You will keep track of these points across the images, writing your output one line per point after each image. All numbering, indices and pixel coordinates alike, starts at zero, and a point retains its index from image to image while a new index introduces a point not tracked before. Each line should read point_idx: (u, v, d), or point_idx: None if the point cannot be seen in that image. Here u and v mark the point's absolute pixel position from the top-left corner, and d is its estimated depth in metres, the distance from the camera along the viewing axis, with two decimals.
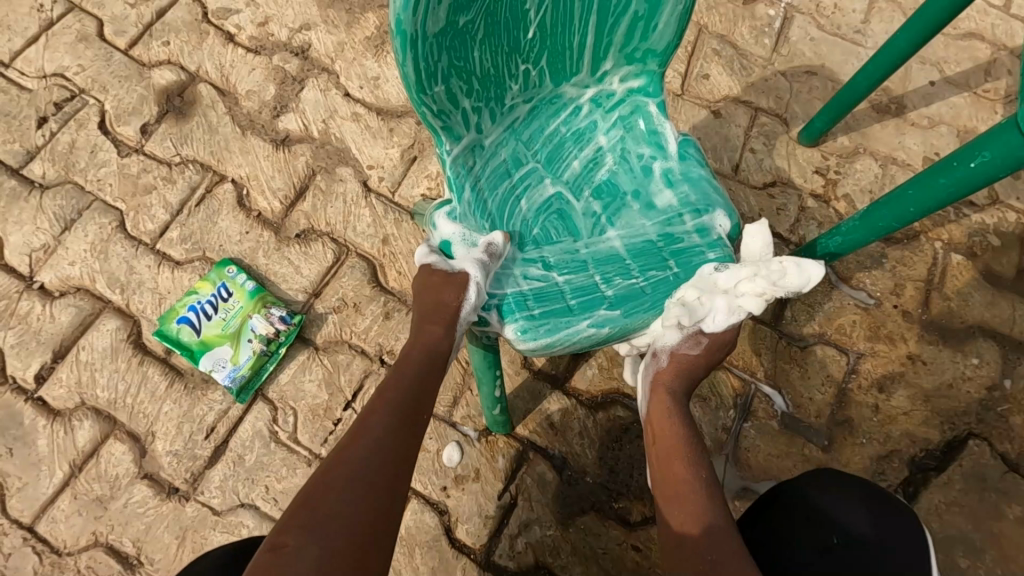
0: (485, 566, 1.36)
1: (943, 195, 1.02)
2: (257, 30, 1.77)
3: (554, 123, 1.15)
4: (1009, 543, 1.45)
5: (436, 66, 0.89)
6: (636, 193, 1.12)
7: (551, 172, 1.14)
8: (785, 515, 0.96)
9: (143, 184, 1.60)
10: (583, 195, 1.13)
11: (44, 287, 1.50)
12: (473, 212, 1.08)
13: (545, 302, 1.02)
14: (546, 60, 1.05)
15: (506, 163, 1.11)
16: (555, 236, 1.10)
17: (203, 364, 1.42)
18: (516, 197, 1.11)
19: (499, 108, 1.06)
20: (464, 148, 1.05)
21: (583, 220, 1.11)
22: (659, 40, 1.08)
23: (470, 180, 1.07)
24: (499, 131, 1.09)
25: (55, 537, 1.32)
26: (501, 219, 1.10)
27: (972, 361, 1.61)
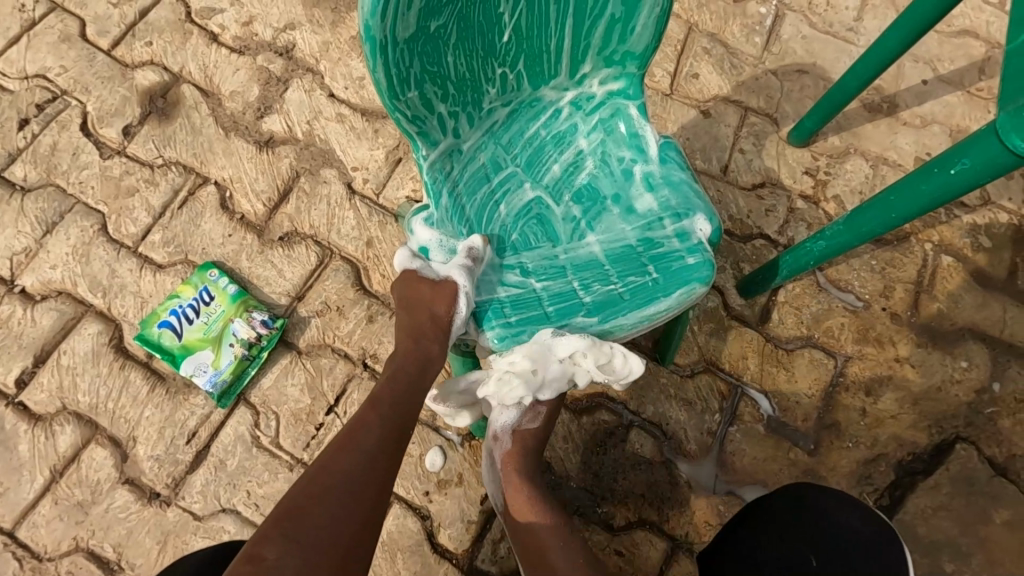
0: (468, 570, 1.36)
1: (925, 200, 1.00)
2: (241, 29, 1.75)
3: (533, 126, 1.13)
4: (994, 547, 1.44)
5: (408, 72, 0.88)
6: (616, 198, 1.11)
7: (530, 177, 1.12)
8: (765, 521, 1.04)
9: (126, 186, 1.59)
10: (563, 200, 1.11)
11: (26, 291, 1.49)
12: (451, 218, 1.06)
13: (521, 310, 1.03)
14: (523, 64, 1.03)
15: (484, 167, 1.09)
16: (534, 241, 1.09)
17: (185, 368, 1.42)
18: (495, 202, 1.10)
19: (476, 112, 1.04)
20: (442, 153, 1.03)
21: (563, 225, 1.09)
22: (637, 43, 1.06)
23: (448, 185, 1.06)
24: (477, 136, 1.07)
25: (37, 542, 1.32)
26: (480, 225, 1.08)
27: (961, 364, 1.59)
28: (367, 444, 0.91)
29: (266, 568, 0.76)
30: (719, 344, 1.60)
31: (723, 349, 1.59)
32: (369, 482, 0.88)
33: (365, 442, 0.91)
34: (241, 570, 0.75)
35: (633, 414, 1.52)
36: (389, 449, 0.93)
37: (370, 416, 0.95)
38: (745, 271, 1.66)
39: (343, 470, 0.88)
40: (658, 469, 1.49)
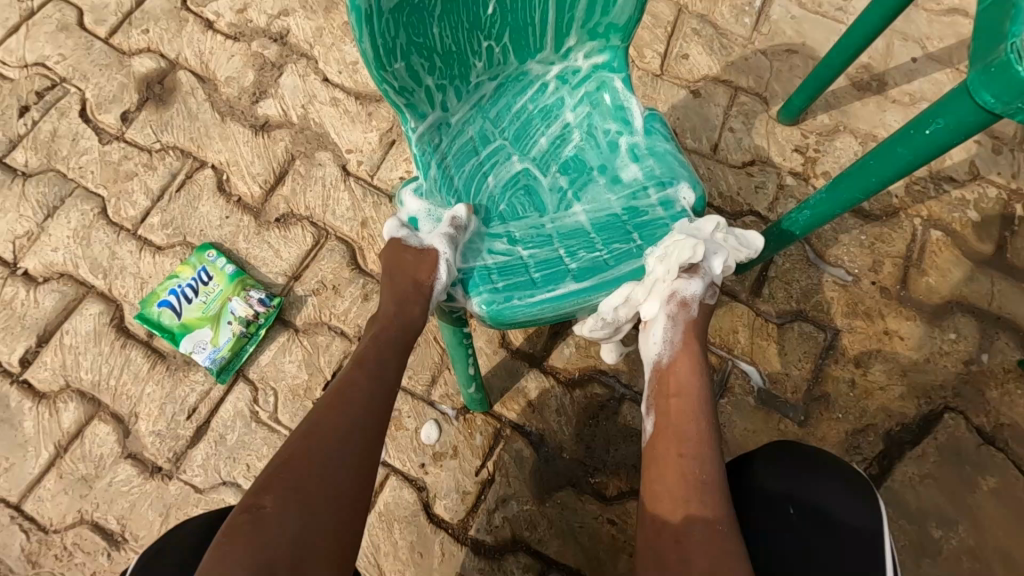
0: (463, 540, 1.39)
1: (902, 164, 1.01)
2: (236, 17, 1.78)
3: (521, 100, 1.16)
4: (982, 515, 1.46)
5: (395, 42, 0.90)
6: (602, 169, 1.13)
7: (518, 149, 1.14)
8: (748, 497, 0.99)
9: (125, 171, 1.62)
10: (551, 171, 1.13)
11: (29, 273, 1.53)
12: (439, 189, 1.09)
13: (508, 274, 1.02)
14: (509, 36, 1.05)
15: (473, 140, 1.12)
16: (521, 211, 1.10)
17: (184, 346, 1.44)
18: (483, 173, 1.12)
19: (464, 86, 1.07)
20: (430, 126, 1.07)
21: (550, 196, 1.11)
22: (621, 14, 1.08)
23: (437, 157, 1.09)
24: (465, 109, 1.11)
25: (42, 515, 1.35)
26: (468, 194, 1.10)
27: (949, 336, 1.62)
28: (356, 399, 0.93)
29: (267, 515, 0.79)
30: (710, 319, 1.62)
31: (713, 324, 1.62)
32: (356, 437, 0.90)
33: (354, 397, 0.94)
34: (241, 518, 0.79)
35: (626, 386, 1.51)
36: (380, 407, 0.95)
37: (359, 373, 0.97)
38: None
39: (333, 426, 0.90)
40: None
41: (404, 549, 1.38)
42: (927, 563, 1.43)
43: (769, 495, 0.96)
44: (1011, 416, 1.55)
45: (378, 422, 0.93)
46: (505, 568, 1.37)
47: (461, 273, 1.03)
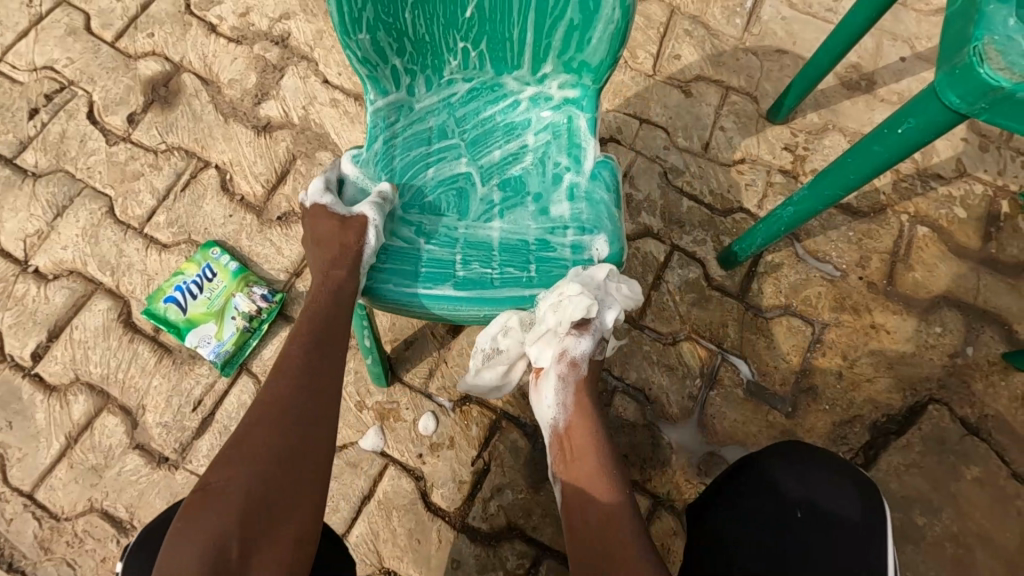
0: (460, 527, 1.44)
1: (877, 161, 1.05)
2: (238, 20, 1.83)
3: (486, 110, 1.18)
4: (965, 502, 1.51)
5: (361, 14, 0.97)
6: (537, 196, 1.13)
7: (470, 154, 1.15)
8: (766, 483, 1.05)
9: (131, 171, 1.67)
10: (490, 183, 1.13)
11: (39, 271, 1.57)
12: (376, 163, 1.12)
13: (400, 262, 1.05)
14: (485, 44, 1.11)
15: (430, 131, 1.15)
16: (444, 209, 1.10)
17: (189, 340, 1.49)
18: (427, 163, 1.13)
19: (435, 77, 1.15)
20: (390, 104, 1.13)
21: (477, 204, 1.11)
22: (596, 55, 1.10)
23: (387, 133, 1.13)
24: (433, 101, 1.17)
25: (54, 503, 1.40)
26: (402, 178, 1.12)
27: (935, 330, 1.65)
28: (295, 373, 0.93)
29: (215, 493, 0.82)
30: (700, 313, 1.66)
31: (704, 318, 1.66)
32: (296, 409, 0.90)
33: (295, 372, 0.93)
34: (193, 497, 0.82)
35: (617, 380, 1.59)
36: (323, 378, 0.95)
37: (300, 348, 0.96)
38: (724, 243, 1.72)
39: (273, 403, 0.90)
40: (642, 431, 1.56)
41: (402, 536, 1.43)
42: (910, 549, 1.48)
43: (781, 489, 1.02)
44: (994, 407, 1.58)
45: (322, 394, 0.93)
46: (500, 554, 1.42)
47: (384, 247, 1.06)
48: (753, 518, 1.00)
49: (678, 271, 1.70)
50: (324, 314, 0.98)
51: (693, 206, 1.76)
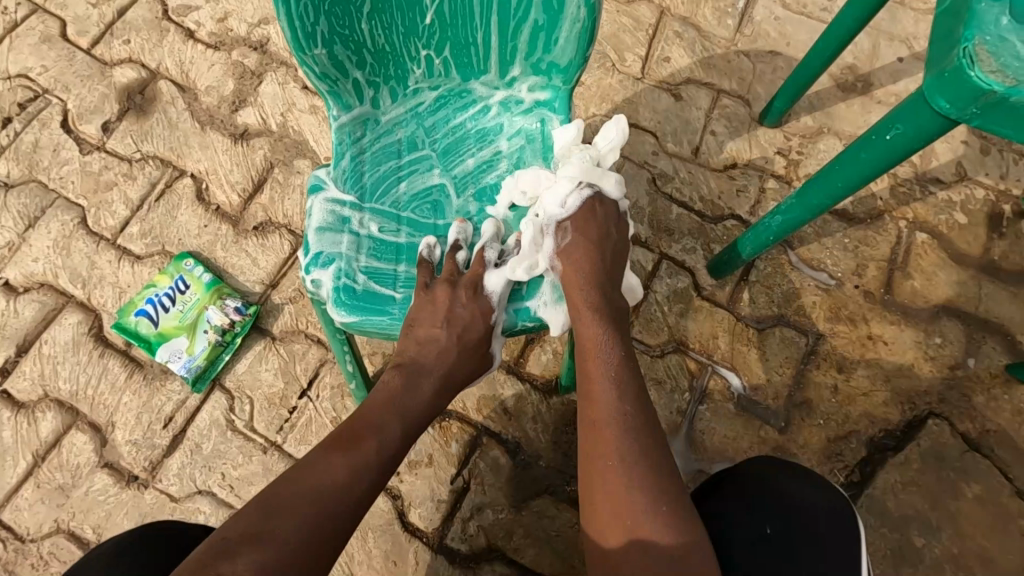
0: (438, 549, 1.38)
1: (865, 168, 1.00)
2: (216, 26, 1.79)
3: (456, 119, 1.13)
4: (964, 521, 1.44)
5: (314, 28, 0.92)
6: (513, 205, 1.09)
7: (443, 164, 1.11)
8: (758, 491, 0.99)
9: (105, 181, 1.63)
10: (466, 194, 1.10)
11: (10, 284, 1.54)
12: (346, 180, 1.07)
13: (379, 284, 1.01)
14: (449, 51, 1.06)
15: (399, 143, 1.11)
16: (420, 225, 1.07)
17: (160, 355, 1.45)
18: (398, 178, 1.09)
19: (400, 87, 1.10)
20: (355, 118, 1.08)
21: (455, 217, 1.08)
22: (564, 55, 1.04)
23: (354, 149, 1.08)
24: (400, 111, 1.12)
25: (20, 524, 1.36)
26: (374, 195, 1.07)
27: (935, 341, 1.59)
28: (368, 456, 0.86)
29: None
30: (689, 325, 1.61)
31: (694, 329, 1.60)
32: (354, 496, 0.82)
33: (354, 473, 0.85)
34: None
35: None
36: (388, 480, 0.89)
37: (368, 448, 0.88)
38: (715, 251, 1.66)
39: (332, 482, 0.82)
40: None
41: (378, 558, 1.38)
42: (907, 571, 1.41)
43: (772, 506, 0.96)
44: (996, 422, 1.52)
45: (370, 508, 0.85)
46: None
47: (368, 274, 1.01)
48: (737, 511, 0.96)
49: (666, 281, 1.64)
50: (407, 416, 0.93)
51: (682, 213, 1.71)
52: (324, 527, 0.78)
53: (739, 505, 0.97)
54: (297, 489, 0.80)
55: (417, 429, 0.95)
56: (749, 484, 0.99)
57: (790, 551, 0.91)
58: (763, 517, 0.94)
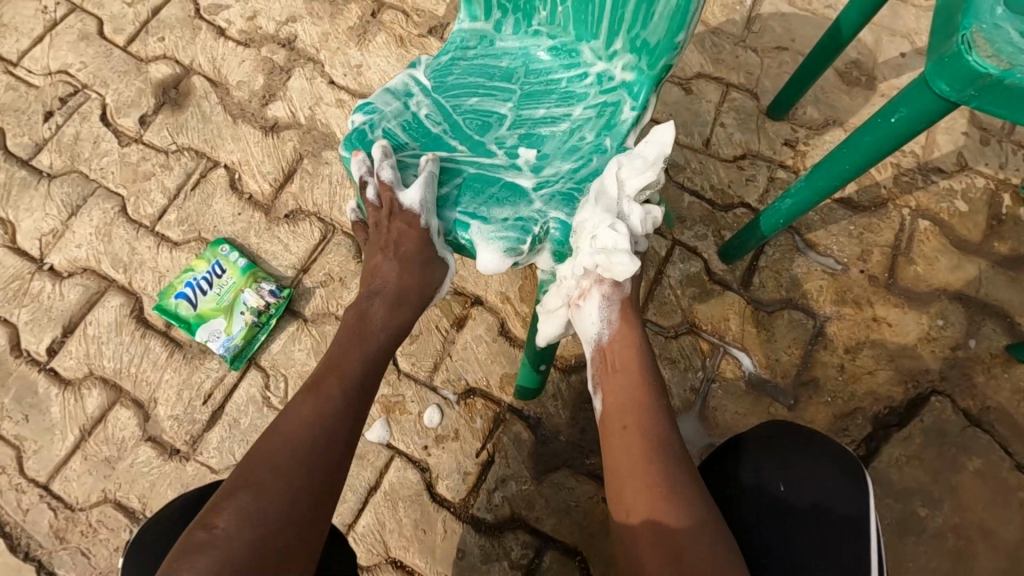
0: (464, 518, 1.46)
1: (870, 150, 1.07)
2: (246, 24, 1.87)
3: (554, 72, 1.20)
4: (965, 493, 1.51)
5: None
6: (542, 155, 1.12)
7: (517, 100, 1.18)
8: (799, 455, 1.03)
9: (143, 171, 1.71)
10: (514, 130, 1.15)
11: (54, 268, 1.61)
12: (436, 71, 1.19)
13: (384, 145, 1.11)
14: (572, 2, 1.14)
15: (498, 69, 1.20)
16: (463, 136, 1.14)
17: (200, 335, 1.53)
18: (474, 91, 1.18)
19: (524, 22, 1.21)
20: (475, 30, 1.23)
21: (490, 147, 1.13)
22: (656, 35, 1.05)
23: (458, 53, 1.21)
24: (514, 45, 1.22)
25: (69, 494, 1.44)
26: (448, 90, 1.17)
27: (937, 322, 1.66)
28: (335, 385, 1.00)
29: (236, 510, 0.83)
30: (701, 308, 1.68)
31: (705, 311, 1.67)
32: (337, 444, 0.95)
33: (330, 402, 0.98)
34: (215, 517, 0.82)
35: None
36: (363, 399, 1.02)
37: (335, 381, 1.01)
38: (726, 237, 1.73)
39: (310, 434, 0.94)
40: None
41: (407, 526, 1.45)
42: (911, 540, 1.48)
43: (797, 478, 1.01)
44: (996, 400, 1.59)
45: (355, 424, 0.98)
46: (504, 544, 1.44)
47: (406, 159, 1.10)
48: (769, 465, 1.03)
49: (679, 265, 1.72)
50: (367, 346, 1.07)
51: (694, 202, 1.78)
52: (311, 456, 0.91)
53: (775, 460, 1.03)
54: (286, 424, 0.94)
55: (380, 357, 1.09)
56: (787, 442, 1.05)
57: (776, 507, 0.99)
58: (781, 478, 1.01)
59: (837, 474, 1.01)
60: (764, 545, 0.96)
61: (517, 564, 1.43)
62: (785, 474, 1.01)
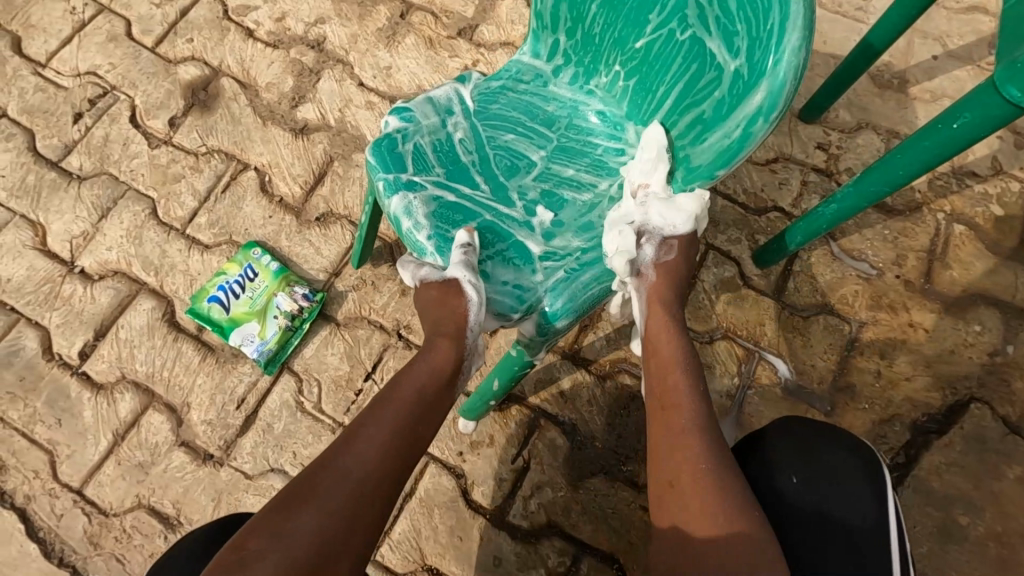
0: (500, 525, 1.44)
1: (927, 156, 1.06)
2: (275, 25, 1.86)
3: (595, 135, 1.16)
4: (1007, 501, 1.50)
5: None
6: (558, 221, 1.09)
7: (551, 153, 1.15)
8: (817, 454, 0.97)
9: (173, 173, 1.70)
10: (537, 184, 1.12)
11: (85, 271, 1.60)
12: (481, 97, 1.17)
13: (411, 160, 1.08)
14: (633, 83, 1.08)
15: (542, 114, 1.17)
16: (487, 174, 1.11)
17: (233, 338, 1.51)
18: (512, 129, 1.15)
19: (583, 79, 1.17)
20: (534, 67, 1.20)
21: (511, 196, 1.10)
22: (701, 159, 0.93)
23: (509, 86, 1.19)
24: (567, 95, 1.18)
25: (103, 499, 1.43)
26: (486, 120, 1.15)
27: (974, 328, 1.64)
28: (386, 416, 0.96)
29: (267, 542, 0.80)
30: (735, 312, 1.66)
31: (740, 317, 1.66)
32: (391, 464, 0.92)
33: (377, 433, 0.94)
34: (244, 545, 0.79)
35: None
36: (414, 434, 0.97)
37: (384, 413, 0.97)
38: (760, 242, 1.72)
39: (369, 449, 0.92)
40: None
41: (443, 533, 1.44)
42: (953, 548, 1.46)
43: (811, 478, 0.95)
44: None
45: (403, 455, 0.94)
46: (541, 551, 1.43)
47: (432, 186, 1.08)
48: (785, 460, 0.97)
49: (713, 270, 1.70)
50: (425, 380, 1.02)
51: (727, 206, 1.77)
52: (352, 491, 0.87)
53: (793, 456, 0.98)
54: (332, 450, 0.91)
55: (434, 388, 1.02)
56: (812, 440, 0.99)
57: (785, 503, 0.94)
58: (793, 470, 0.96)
59: (858, 478, 0.95)
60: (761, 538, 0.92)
61: (554, 572, 1.41)
62: (799, 469, 0.96)
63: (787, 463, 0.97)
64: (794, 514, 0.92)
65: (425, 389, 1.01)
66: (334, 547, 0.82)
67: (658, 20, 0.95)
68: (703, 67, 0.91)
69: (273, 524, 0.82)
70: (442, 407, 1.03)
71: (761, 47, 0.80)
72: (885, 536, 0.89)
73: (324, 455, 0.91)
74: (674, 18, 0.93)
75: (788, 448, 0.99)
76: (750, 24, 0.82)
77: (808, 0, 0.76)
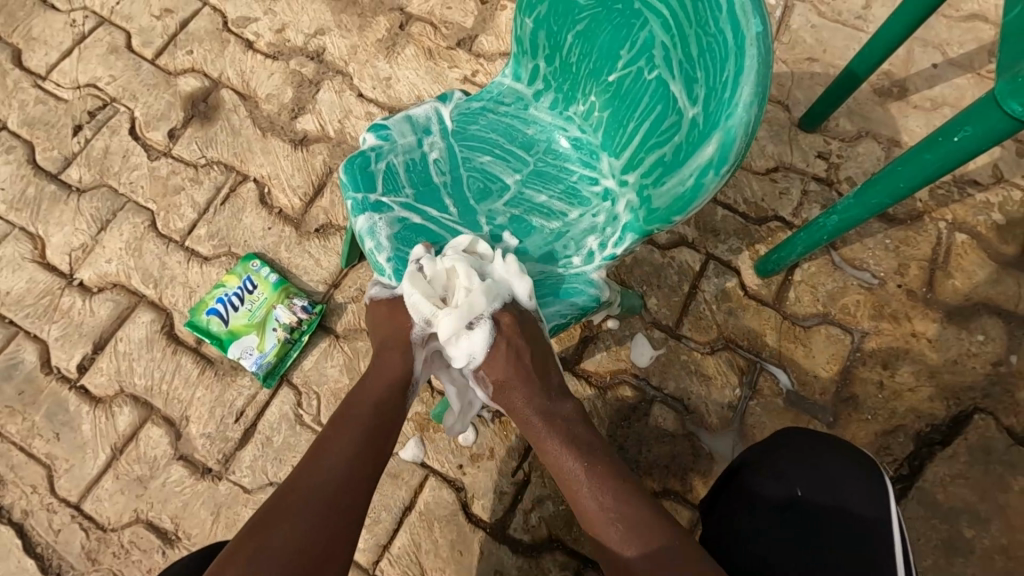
0: (502, 538, 1.43)
1: (929, 171, 1.06)
2: (275, 37, 1.87)
3: (570, 161, 1.14)
4: (1014, 513, 1.48)
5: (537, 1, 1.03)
6: (523, 248, 1.09)
7: (524, 179, 1.14)
8: (822, 459, 1.00)
9: (173, 185, 1.70)
10: (507, 210, 1.11)
11: (84, 284, 1.60)
12: (460, 116, 1.17)
13: (383, 181, 1.09)
14: (606, 115, 1.06)
15: (519, 138, 1.16)
16: (459, 197, 1.11)
17: (232, 351, 1.50)
18: (487, 153, 1.15)
19: (563, 105, 1.15)
20: (514, 89, 1.20)
21: (479, 222, 1.10)
22: (659, 200, 0.91)
23: (490, 107, 1.18)
24: (545, 120, 1.17)
25: (101, 514, 1.42)
26: (462, 142, 1.15)
27: (977, 338, 1.63)
28: (343, 437, 0.95)
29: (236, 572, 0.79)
30: (736, 323, 1.65)
31: (741, 327, 1.65)
32: (352, 481, 0.91)
33: (335, 452, 0.93)
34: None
35: (655, 389, 1.60)
36: (373, 449, 0.96)
37: (341, 433, 0.96)
38: (761, 253, 1.71)
39: (329, 469, 0.91)
40: (681, 442, 1.56)
41: (443, 547, 1.42)
42: (959, 562, 1.45)
43: (820, 483, 0.98)
44: None
45: (367, 472, 0.93)
46: (542, 566, 1.41)
47: (404, 207, 1.08)
48: (793, 471, 1.00)
49: (714, 280, 1.69)
50: (382, 395, 1.01)
51: (727, 215, 1.76)
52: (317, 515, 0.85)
53: (800, 465, 1.00)
54: (293, 477, 0.91)
55: (391, 405, 1.01)
56: (816, 449, 1.02)
57: (799, 517, 0.96)
58: (800, 479, 0.99)
59: (864, 473, 0.98)
60: (784, 556, 0.94)
61: None
62: (806, 477, 0.99)
63: (793, 475, 0.99)
64: (804, 523, 0.96)
65: (383, 405, 1.00)
66: (316, 561, 0.82)
67: (628, 56, 0.94)
68: (665, 110, 0.89)
69: (249, 551, 0.81)
70: (400, 421, 1.02)
71: (717, 96, 0.78)
72: (891, 528, 0.93)
73: (292, 479, 0.91)
74: (643, 56, 0.91)
75: (790, 457, 1.01)
76: (709, 71, 0.80)
77: (764, 56, 0.74)
